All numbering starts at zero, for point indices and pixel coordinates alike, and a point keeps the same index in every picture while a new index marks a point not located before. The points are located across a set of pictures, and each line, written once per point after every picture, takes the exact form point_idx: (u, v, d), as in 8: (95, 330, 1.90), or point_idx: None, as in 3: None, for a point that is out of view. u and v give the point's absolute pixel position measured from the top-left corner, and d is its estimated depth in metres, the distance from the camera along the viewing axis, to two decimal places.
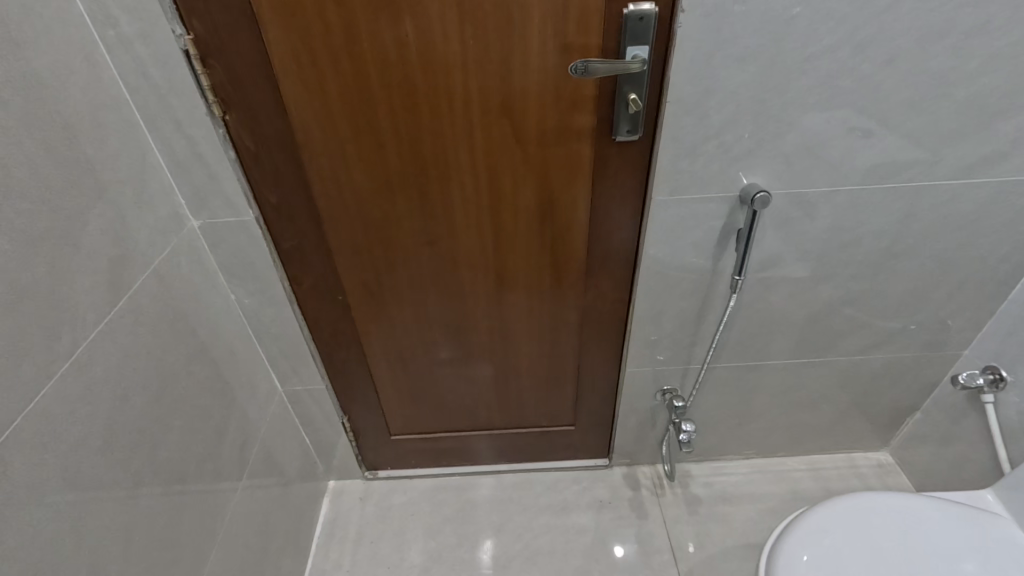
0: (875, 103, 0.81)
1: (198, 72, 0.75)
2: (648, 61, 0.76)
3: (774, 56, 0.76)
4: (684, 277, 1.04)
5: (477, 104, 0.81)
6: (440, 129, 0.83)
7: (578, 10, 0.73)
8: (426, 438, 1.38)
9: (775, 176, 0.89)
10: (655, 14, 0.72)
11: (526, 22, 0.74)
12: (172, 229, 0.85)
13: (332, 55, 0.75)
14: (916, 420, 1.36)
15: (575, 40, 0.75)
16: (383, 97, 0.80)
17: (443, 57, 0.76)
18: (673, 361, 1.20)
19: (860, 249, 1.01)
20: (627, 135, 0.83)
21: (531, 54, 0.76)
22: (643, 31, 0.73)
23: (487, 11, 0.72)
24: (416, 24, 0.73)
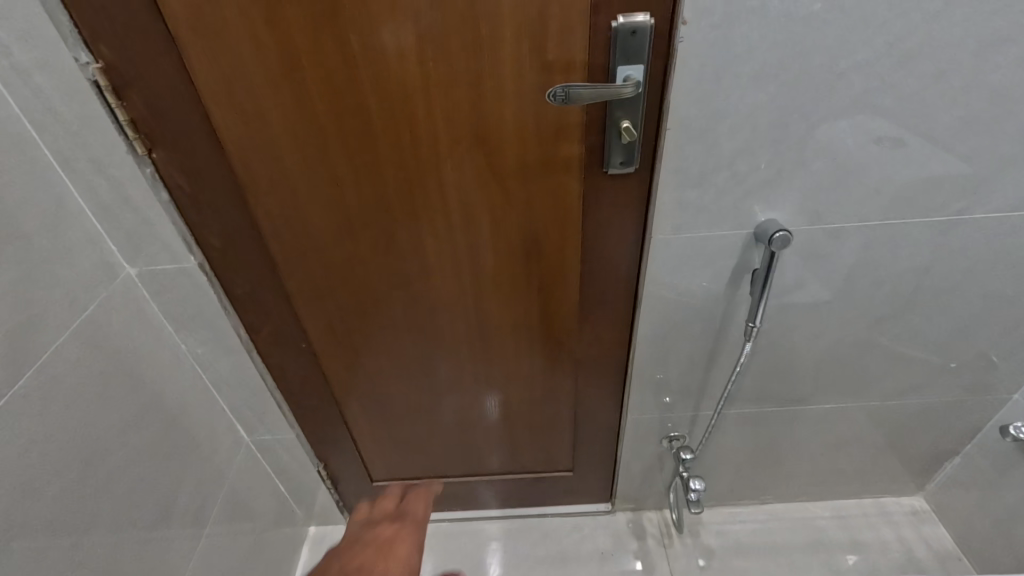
0: (920, 126, 0.68)
1: (113, 105, 0.64)
2: (644, 82, 0.64)
3: (797, 73, 0.63)
4: (692, 319, 0.91)
5: (445, 134, 0.69)
6: (404, 163, 0.72)
7: (557, 25, 0.60)
8: (411, 484, 1.27)
9: (797, 209, 0.76)
10: (651, 26, 0.60)
11: (496, 38, 0.61)
12: (101, 281, 0.74)
13: (270, 82, 0.64)
14: (955, 465, 1.22)
15: (555, 60, 0.63)
16: (333, 127, 0.68)
17: (400, 80, 0.64)
18: (680, 406, 1.08)
19: (896, 288, 0.87)
20: (621, 167, 0.71)
21: (504, 76, 0.64)
22: (636, 47, 0.61)
23: (449, 26, 0.60)
24: (366, 45, 0.61)
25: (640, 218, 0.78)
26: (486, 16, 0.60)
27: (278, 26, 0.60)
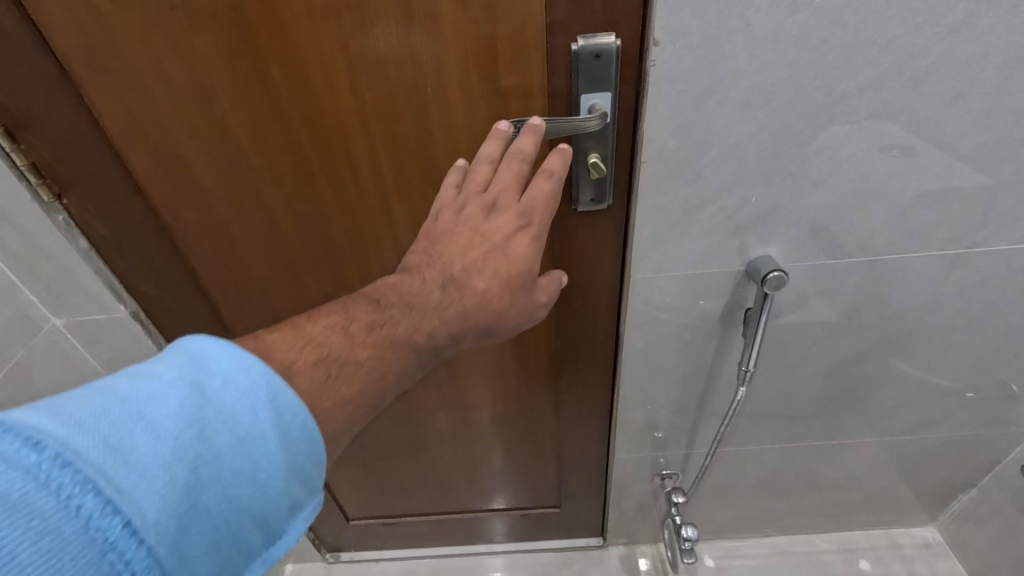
0: (934, 153, 0.59)
1: (8, 150, 0.57)
2: (613, 111, 0.55)
3: (789, 98, 0.54)
4: (680, 359, 0.83)
5: (390, 170, 0.61)
6: (348, 204, 0.64)
7: (509, 51, 0.52)
8: (389, 521, 1.21)
9: (794, 245, 0.67)
10: (617, 48, 0.51)
11: (440, 66, 0.53)
12: (18, 340, 0.67)
13: (185, 121, 0.56)
14: (971, 498, 1.13)
15: (509, 89, 0.55)
16: (263, 165, 0.60)
17: (333, 114, 0.56)
18: (672, 444, 1.00)
19: (908, 323, 0.79)
20: (592, 204, 0.63)
21: (452, 107, 0.56)
22: (602, 73, 0.52)
23: (384, 53, 0.52)
24: (290, 77, 0.53)
25: (617, 256, 0.70)
26: (426, 43, 0.52)
27: (185, 58, 0.52)
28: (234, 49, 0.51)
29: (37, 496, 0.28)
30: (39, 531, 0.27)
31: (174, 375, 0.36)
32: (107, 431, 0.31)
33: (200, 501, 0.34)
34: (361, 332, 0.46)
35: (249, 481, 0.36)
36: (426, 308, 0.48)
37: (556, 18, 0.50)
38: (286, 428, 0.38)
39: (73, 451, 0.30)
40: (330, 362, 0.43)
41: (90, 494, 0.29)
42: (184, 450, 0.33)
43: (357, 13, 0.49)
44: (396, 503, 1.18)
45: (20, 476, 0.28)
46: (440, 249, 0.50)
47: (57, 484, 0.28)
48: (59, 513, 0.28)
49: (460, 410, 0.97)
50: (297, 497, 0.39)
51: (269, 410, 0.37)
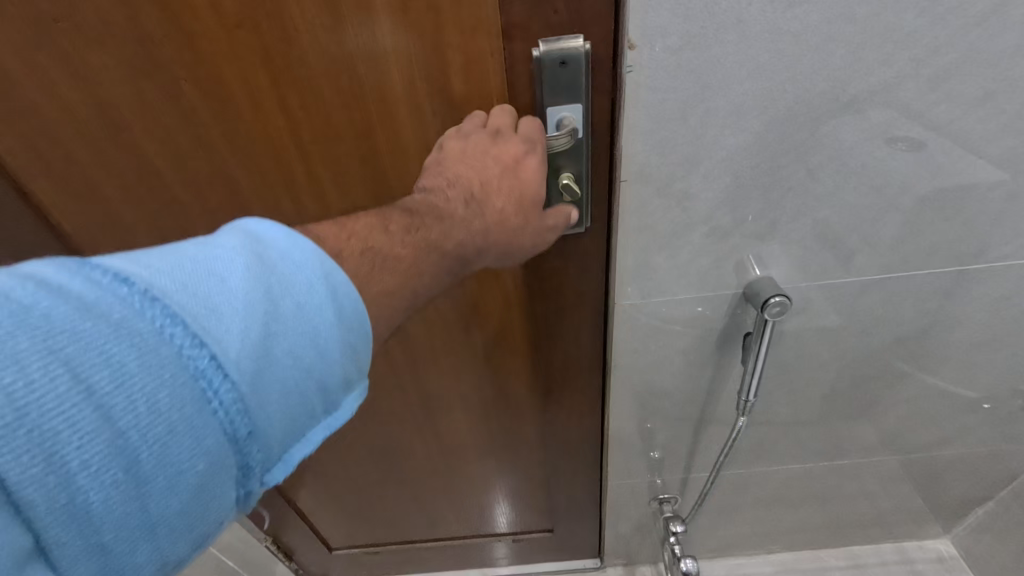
0: (957, 160, 0.52)
1: None
2: (586, 124, 0.48)
3: (789, 104, 0.47)
4: (674, 384, 0.76)
5: (338, 193, 0.56)
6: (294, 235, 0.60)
7: (458, 60, 0.47)
8: (374, 549, 1.15)
9: (796, 264, 0.60)
10: (586, 52, 0.43)
11: (379, 78, 0.48)
12: None
13: (108, 149, 0.52)
14: (988, 512, 1.07)
15: (460, 103, 0.50)
16: (199, 191, 0.55)
17: (269, 133, 0.52)
18: (669, 469, 0.94)
19: (923, 341, 0.72)
20: (567, 227, 0.55)
21: (398, 123, 0.51)
22: (570, 81, 0.45)
23: (316, 67, 0.48)
24: (214, 98, 0.49)
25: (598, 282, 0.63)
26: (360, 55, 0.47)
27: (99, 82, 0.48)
28: (149, 71, 0.47)
29: (135, 321, 0.29)
30: (141, 349, 0.28)
31: (235, 245, 0.34)
32: (182, 278, 0.31)
33: (274, 355, 0.33)
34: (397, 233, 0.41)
35: (311, 346, 0.34)
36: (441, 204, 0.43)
37: (514, 21, 0.43)
38: (345, 306, 0.36)
39: (158, 289, 0.30)
40: (375, 254, 0.39)
41: (180, 327, 0.30)
42: (252, 308, 0.32)
43: (278, 24, 0.45)
44: (381, 531, 1.12)
45: (115, 303, 0.29)
46: (453, 171, 0.45)
47: (151, 314, 0.29)
48: (155, 336, 0.29)
49: (441, 439, 0.90)
50: (351, 375, 0.37)
51: (328, 283, 0.35)
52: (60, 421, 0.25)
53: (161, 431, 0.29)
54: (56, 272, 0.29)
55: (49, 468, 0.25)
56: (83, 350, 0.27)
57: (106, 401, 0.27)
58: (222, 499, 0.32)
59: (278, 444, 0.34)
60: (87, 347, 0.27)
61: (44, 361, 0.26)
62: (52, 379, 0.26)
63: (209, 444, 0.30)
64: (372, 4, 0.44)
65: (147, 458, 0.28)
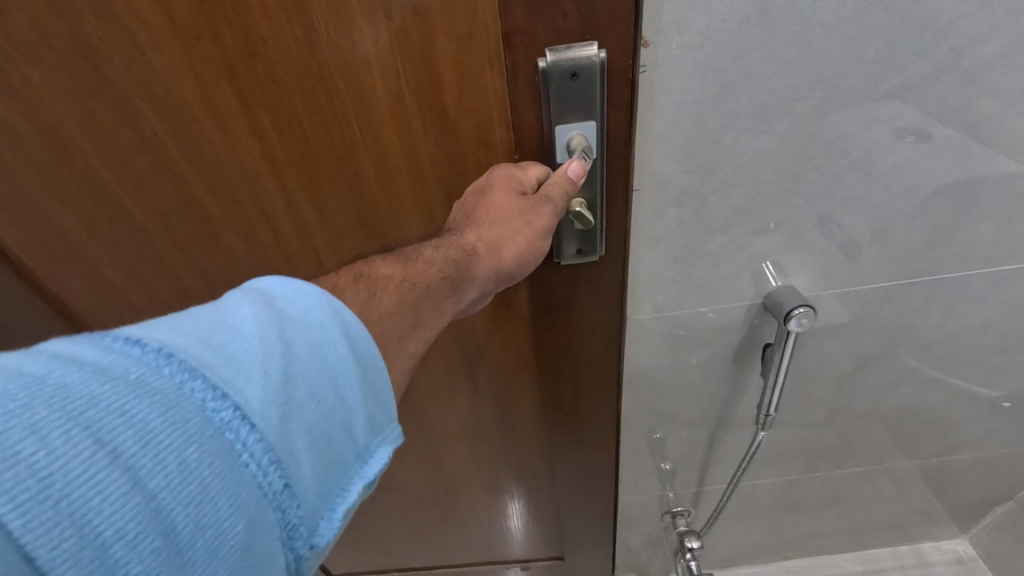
0: (995, 158, 0.48)
1: None
2: (600, 143, 0.43)
3: (818, 103, 0.43)
4: (688, 399, 0.72)
5: (322, 213, 0.55)
6: (274, 252, 0.58)
7: (451, 68, 0.44)
8: (377, 572, 1.11)
9: (820, 273, 0.57)
10: (600, 64, 0.39)
11: (362, 94, 0.46)
12: None
13: (78, 164, 0.51)
14: (1008, 512, 1.04)
15: (454, 111, 0.47)
16: (180, 211, 0.55)
17: (246, 153, 0.50)
18: (683, 482, 0.90)
19: (949, 346, 0.68)
20: (579, 256, 0.51)
21: (384, 140, 0.49)
22: (581, 96, 0.41)
23: (290, 85, 0.45)
24: (192, 118, 0.48)
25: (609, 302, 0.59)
26: (332, 66, 0.44)
27: (63, 97, 0.47)
28: (111, 87, 0.46)
29: (153, 378, 0.27)
30: (163, 404, 0.27)
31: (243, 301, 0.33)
32: (195, 332, 0.30)
33: (297, 398, 0.31)
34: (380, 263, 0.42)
35: (330, 388, 0.33)
36: (422, 280, 0.41)
37: (515, 27, 0.38)
38: (363, 340, 0.35)
39: (171, 346, 0.29)
40: (365, 279, 0.40)
41: (200, 381, 0.28)
42: (270, 350, 0.31)
43: (240, 33, 0.43)
44: (382, 554, 1.08)
45: (130, 364, 0.27)
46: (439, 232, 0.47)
47: (168, 372, 0.28)
48: (176, 392, 0.27)
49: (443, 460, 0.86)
50: (376, 419, 0.36)
51: (340, 321, 0.34)
52: (89, 489, 0.23)
53: (194, 489, 0.26)
54: (66, 346, 0.27)
55: (81, 541, 0.22)
56: (102, 412, 0.25)
57: (133, 463, 0.25)
58: (272, 567, 0.29)
59: (315, 495, 0.32)
60: (105, 408, 0.25)
61: (63, 425, 0.24)
62: (77, 443, 0.23)
63: (244, 498, 0.28)
64: (350, 15, 0.41)
65: (185, 520, 0.25)
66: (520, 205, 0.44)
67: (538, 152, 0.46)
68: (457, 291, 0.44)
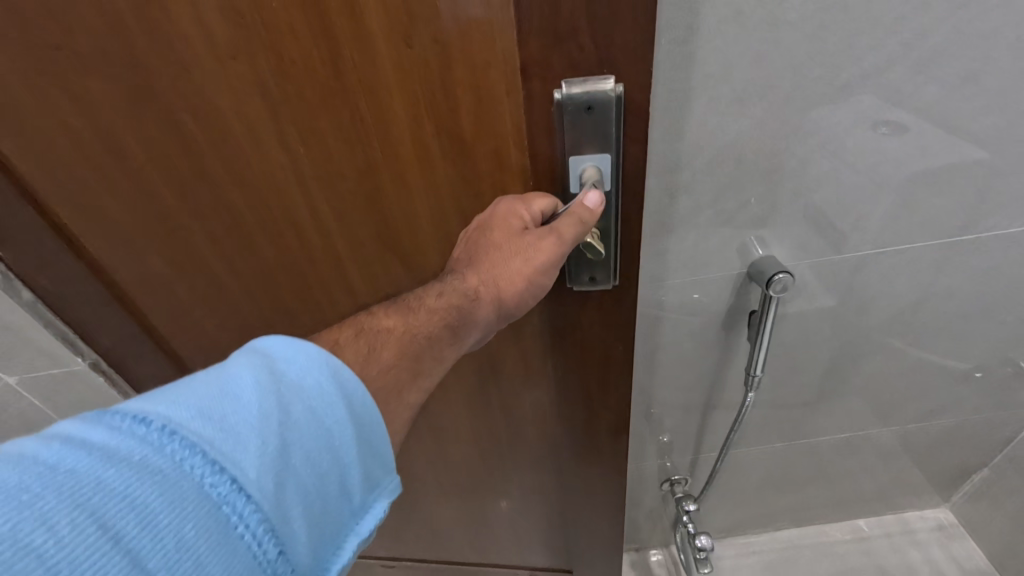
0: (944, 139, 0.55)
1: None
2: (611, 175, 0.48)
3: (788, 90, 0.50)
4: (683, 366, 0.79)
5: (341, 217, 0.61)
6: (299, 248, 0.65)
7: (465, 95, 0.49)
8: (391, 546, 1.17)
9: (797, 244, 0.63)
10: (613, 102, 0.44)
11: (383, 113, 0.51)
12: None
13: (128, 167, 0.58)
14: (985, 479, 1.10)
15: (466, 129, 0.51)
16: (216, 212, 0.61)
17: (278, 163, 0.56)
18: (679, 451, 0.96)
19: (918, 314, 0.75)
20: (590, 280, 0.56)
21: (400, 154, 0.54)
22: (595, 130, 0.45)
23: (319, 105, 0.51)
24: (232, 131, 0.54)
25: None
26: (355, 88, 0.49)
27: (118, 109, 0.53)
28: (164, 101, 0.52)
29: (155, 458, 0.30)
30: (163, 483, 0.30)
31: (247, 363, 0.37)
32: (200, 403, 0.33)
33: (291, 463, 0.35)
34: (384, 314, 0.50)
35: (326, 449, 0.37)
36: (421, 331, 0.49)
37: (529, 58, 0.43)
38: (359, 396, 0.39)
39: (176, 422, 0.32)
40: (370, 334, 0.47)
41: (199, 457, 0.31)
42: (268, 417, 0.34)
43: (275, 57, 0.48)
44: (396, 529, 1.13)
45: (137, 445, 0.31)
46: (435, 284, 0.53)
47: (170, 449, 0.31)
48: (176, 470, 0.31)
49: None
50: (367, 472, 0.39)
51: (335, 381, 0.38)
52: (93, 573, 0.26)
53: (189, 565, 0.29)
54: (80, 429, 0.31)
55: None
56: (107, 497, 0.28)
57: (134, 544, 0.28)
58: None
59: (306, 555, 0.35)
60: (110, 494, 0.28)
61: (72, 516, 0.27)
62: (85, 533, 0.27)
63: (238, 566, 0.31)
64: (374, 46, 0.47)
65: None
66: (520, 245, 0.50)
67: (552, 176, 0.51)
68: (456, 336, 0.51)
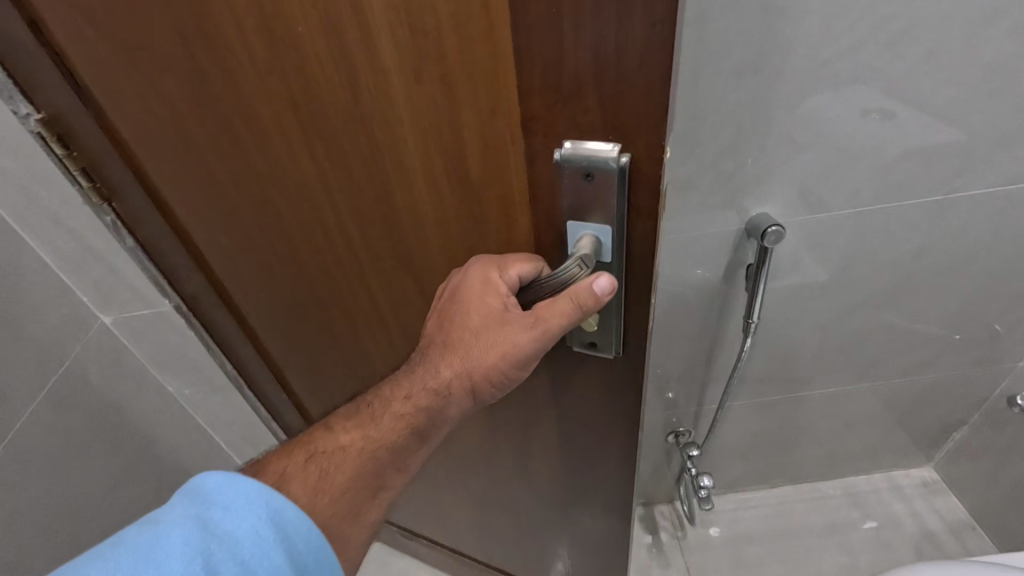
0: (912, 108, 0.65)
1: (60, 155, 0.61)
2: (613, 242, 0.43)
3: (780, 65, 0.59)
4: (687, 315, 0.90)
5: (360, 236, 0.57)
6: (323, 264, 0.62)
7: (474, 137, 0.43)
8: None
9: (789, 202, 0.73)
10: (615, 168, 0.39)
11: (397, 141, 0.46)
12: (73, 336, 0.72)
13: (169, 163, 0.57)
14: (965, 436, 1.20)
15: (477, 172, 0.45)
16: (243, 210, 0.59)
17: (299, 173, 0.52)
18: (684, 402, 1.07)
19: (894, 268, 0.85)
20: (592, 344, 0.52)
21: (414, 186, 0.49)
22: (595, 196, 0.41)
23: (337, 123, 0.47)
24: (256, 137, 0.50)
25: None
26: (376, 113, 0.44)
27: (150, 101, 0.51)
28: (192, 98, 0.49)
29: None
30: None
31: (182, 515, 0.40)
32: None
33: None
34: (343, 424, 0.54)
35: None
36: (386, 440, 0.53)
37: (532, 113, 0.39)
38: (304, 527, 0.43)
39: None
40: (322, 457, 0.51)
41: None
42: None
43: (296, 69, 0.44)
44: None
45: None
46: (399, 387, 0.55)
47: None
48: None
49: None
50: None
51: (270, 522, 0.41)
52: None
53: None
54: None
55: None
56: None
57: None
58: None
59: None
60: None
61: None
62: None
63: None
64: (386, 68, 0.41)
65: None
66: (496, 336, 0.50)
67: (553, 233, 0.46)
68: (425, 434, 0.55)
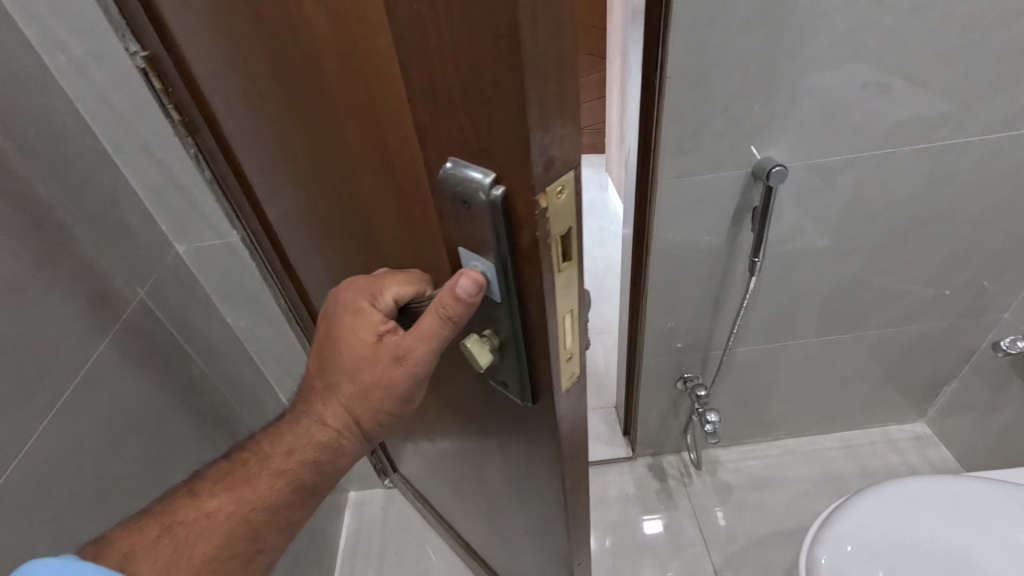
0: (899, 59, 0.74)
1: (159, 89, 0.69)
2: (499, 276, 0.39)
3: (784, 16, 0.68)
4: (698, 260, 0.98)
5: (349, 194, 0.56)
6: (344, 235, 0.64)
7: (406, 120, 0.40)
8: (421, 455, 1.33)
9: (791, 147, 0.82)
10: (489, 197, 0.34)
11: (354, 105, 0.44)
12: (155, 259, 0.80)
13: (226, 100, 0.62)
14: (954, 389, 1.29)
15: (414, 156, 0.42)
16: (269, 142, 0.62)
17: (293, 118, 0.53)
18: (693, 348, 1.15)
19: (885, 215, 0.94)
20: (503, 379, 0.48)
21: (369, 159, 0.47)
22: (472, 225, 0.37)
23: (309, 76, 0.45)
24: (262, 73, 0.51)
25: (643, 163, 0.86)
26: None
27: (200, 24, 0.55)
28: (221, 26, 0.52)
29: None
30: None
31: None
32: None
33: None
34: (212, 496, 0.51)
35: None
36: (261, 498, 0.51)
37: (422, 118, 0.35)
38: None
39: None
40: (192, 525, 0.49)
41: None
42: None
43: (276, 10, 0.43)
44: None
45: None
46: (279, 444, 0.53)
47: None
48: None
49: None
50: None
51: None
52: None
53: None
54: None
55: None
56: None
57: None
58: None
59: None
60: None
61: None
62: None
63: None
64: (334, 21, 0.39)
65: None
66: (379, 376, 0.47)
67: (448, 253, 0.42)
68: (315, 482, 0.53)
